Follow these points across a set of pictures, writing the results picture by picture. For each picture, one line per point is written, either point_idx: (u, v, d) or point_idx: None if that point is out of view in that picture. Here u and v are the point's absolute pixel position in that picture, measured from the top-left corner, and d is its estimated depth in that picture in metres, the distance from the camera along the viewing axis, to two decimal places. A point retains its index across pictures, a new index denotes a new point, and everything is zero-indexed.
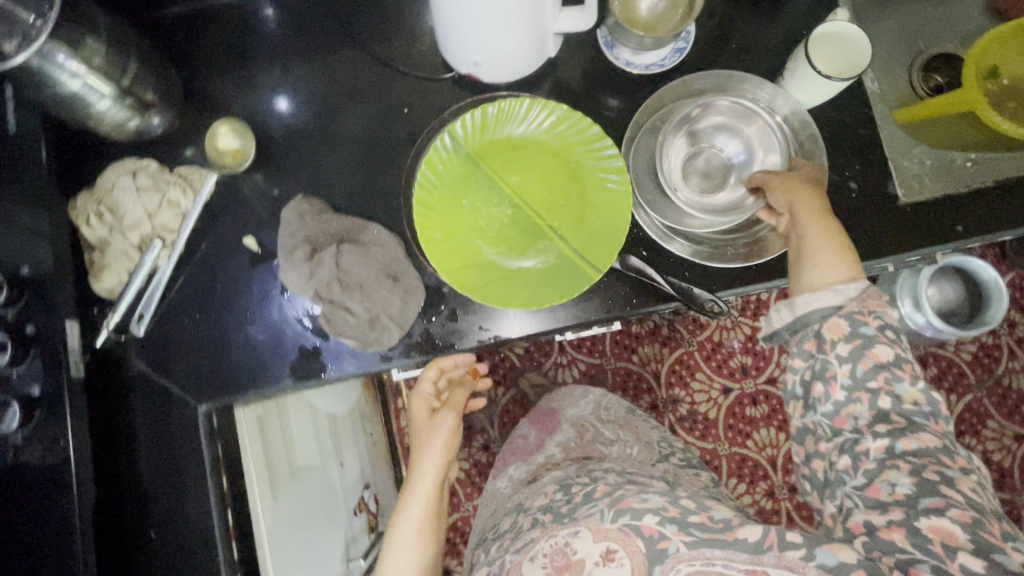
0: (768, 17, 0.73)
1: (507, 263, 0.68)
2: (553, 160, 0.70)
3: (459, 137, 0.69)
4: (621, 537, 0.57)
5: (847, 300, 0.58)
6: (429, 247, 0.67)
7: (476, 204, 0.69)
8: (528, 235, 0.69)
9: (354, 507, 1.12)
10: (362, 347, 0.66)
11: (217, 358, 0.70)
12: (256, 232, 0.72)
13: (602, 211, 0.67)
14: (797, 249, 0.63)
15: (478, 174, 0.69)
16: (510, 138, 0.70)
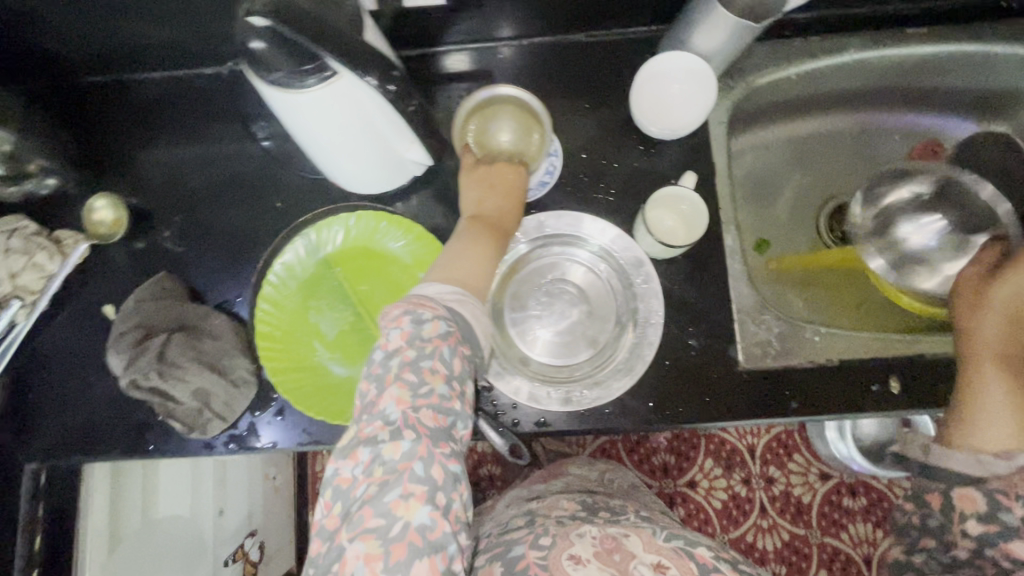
0: (638, 158, 0.73)
1: (338, 370, 0.70)
2: (402, 275, 0.72)
3: (316, 242, 0.71)
4: (674, 556, 0.60)
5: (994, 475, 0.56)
6: (265, 346, 0.69)
7: (321, 307, 0.71)
8: (364, 345, 0.71)
9: (226, 557, 1.03)
10: (187, 432, 0.68)
11: (56, 417, 0.73)
12: (116, 301, 0.76)
13: None
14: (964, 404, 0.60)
15: (328, 279, 0.72)
16: (367, 248, 0.72)
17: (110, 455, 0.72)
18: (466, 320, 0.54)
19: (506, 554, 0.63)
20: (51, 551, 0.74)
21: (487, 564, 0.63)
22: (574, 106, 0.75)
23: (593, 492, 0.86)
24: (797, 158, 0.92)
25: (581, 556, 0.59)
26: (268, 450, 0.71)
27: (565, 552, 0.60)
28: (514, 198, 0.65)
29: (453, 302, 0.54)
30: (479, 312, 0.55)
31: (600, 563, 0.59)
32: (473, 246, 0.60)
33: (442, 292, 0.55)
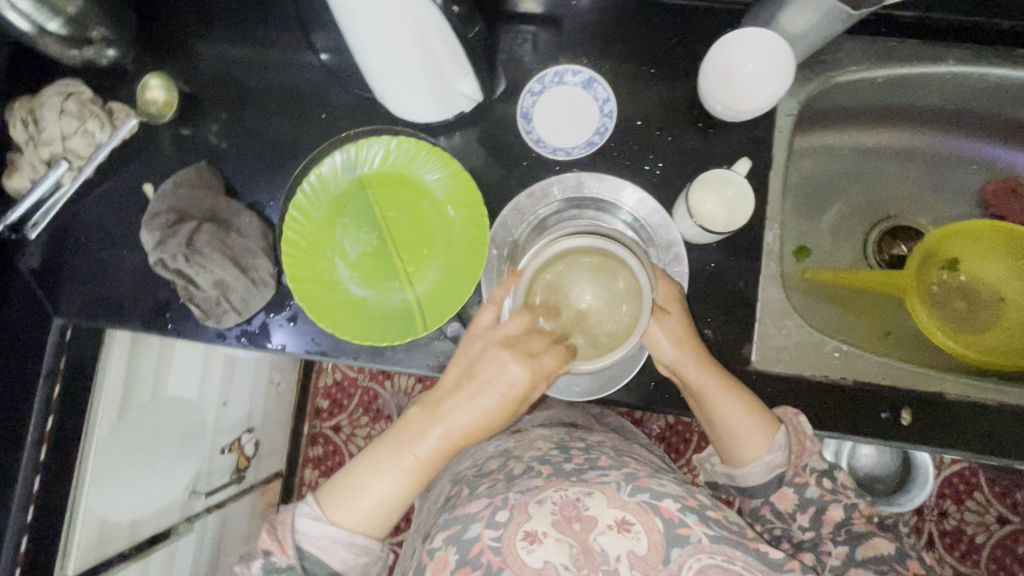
0: (693, 135, 0.70)
1: (354, 289, 0.71)
2: (432, 209, 0.72)
3: (355, 160, 0.71)
4: (640, 512, 0.52)
5: (780, 467, 0.60)
6: (287, 251, 0.70)
7: (349, 227, 0.72)
8: (382, 270, 0.71)
9: (223, 446, 1.12)
10: (204, 319, 0.70)
11: (89, 281, 0.77)
12: (156, 182, 0.78)
13: (455, 272, 0.70)
14: (714, 429, 0.62)
15: (359, 198, 0.72)
16: (404, 175, 0.72)
17: (130, 325, 0.76)
18: (330, 564, 0.58)
19: (461, 531, 0.53)
20: (66, 400, 0.79)
21: (442, 543, 0.53)
22: (636, 68, 0.72)
23: (574, 426, 0.83)
24: (858, 170, 0.88)
25: (538, 531, 0.50)
26: (275, 351, 0.73)
27: (520, 527, 0.50)
28: (501, 411, 0.59)
29: (321, 549, 0.58)
30: (360, 556, 0.59)
31: (558, 535, 0.50)
32: (399, 468, 0.58)
33: (320, 535, 0.57)
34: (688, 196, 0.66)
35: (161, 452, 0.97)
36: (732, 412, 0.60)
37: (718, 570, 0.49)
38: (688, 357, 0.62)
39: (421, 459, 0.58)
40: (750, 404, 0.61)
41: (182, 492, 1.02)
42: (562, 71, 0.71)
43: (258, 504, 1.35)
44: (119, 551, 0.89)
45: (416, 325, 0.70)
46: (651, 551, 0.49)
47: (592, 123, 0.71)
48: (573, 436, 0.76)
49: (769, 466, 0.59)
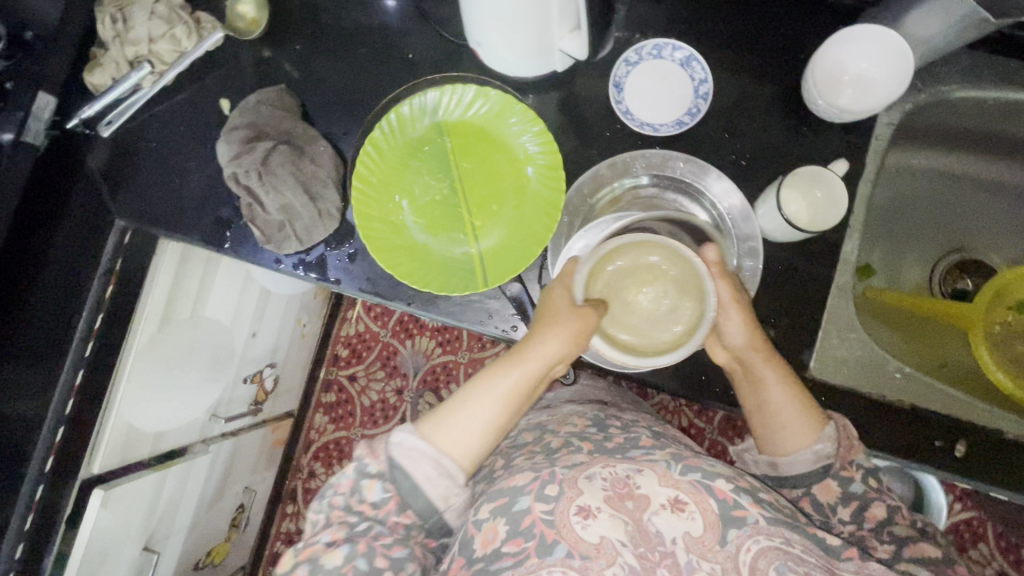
0: (786, 130, 0.68)
1: (418, 235, 0.71)
2: (508, 166, 0.71)
3: (439, 103, 0.70)
4: (693, 491, 0.52)
5: (829, 459, 0.58)
6: (359, 185, 0.69)
7: (422, 173, 0.71)
8: (449, 220, 0.71)
9: (246, 376, 1.13)
10: (264, 243, 0.70)
11: (156, 188, 0.78)
12: (232, 99, 0.78)
13: (523, 234, 0.69)
14: (765, 420, 0.61)
15: (436, 144, 0.71)
16: (485, 127, 0.70)
17: (190, 238, 0.76)
18: (416, 480, 0.55)
19: (510, 504, 0.53)
20: (118, 300, 0.81)
21: (489, 514, 0.53)
22: (740, 52, 0.69)
23: (604, 404, 0.82)
24: (940, 195, 0.85)
25: (591, 507, 0.51)
26: (333, 284, 0.73)
27: (572, 502, 0.51)
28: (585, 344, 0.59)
29: (410, 462, 0.55)
30: (444, 478, 0.55)
31: (612, 512, 0.51)
32: (497, 389, 0.57)
33: (411, 445, 0.55)
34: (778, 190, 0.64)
35: (191, 372, 0.98)
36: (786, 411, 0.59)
37: (777, 552, 0.49)
38: (756, 347, 0.61)
39: (519, 379, 0.57)
40: (805, 401, 0.60)
41: (203, 414, 1.03)
42: (663, 44, 0.69)
43: (269, 439, 1.36)
44: (141, 458, 0.92)
45: (476, 279, 0.69)
46: (708, 531, 0.50)
47: (685, 102, 0.69)
48: (607, 414, 0.74)
49: (817, 458, 0.58)
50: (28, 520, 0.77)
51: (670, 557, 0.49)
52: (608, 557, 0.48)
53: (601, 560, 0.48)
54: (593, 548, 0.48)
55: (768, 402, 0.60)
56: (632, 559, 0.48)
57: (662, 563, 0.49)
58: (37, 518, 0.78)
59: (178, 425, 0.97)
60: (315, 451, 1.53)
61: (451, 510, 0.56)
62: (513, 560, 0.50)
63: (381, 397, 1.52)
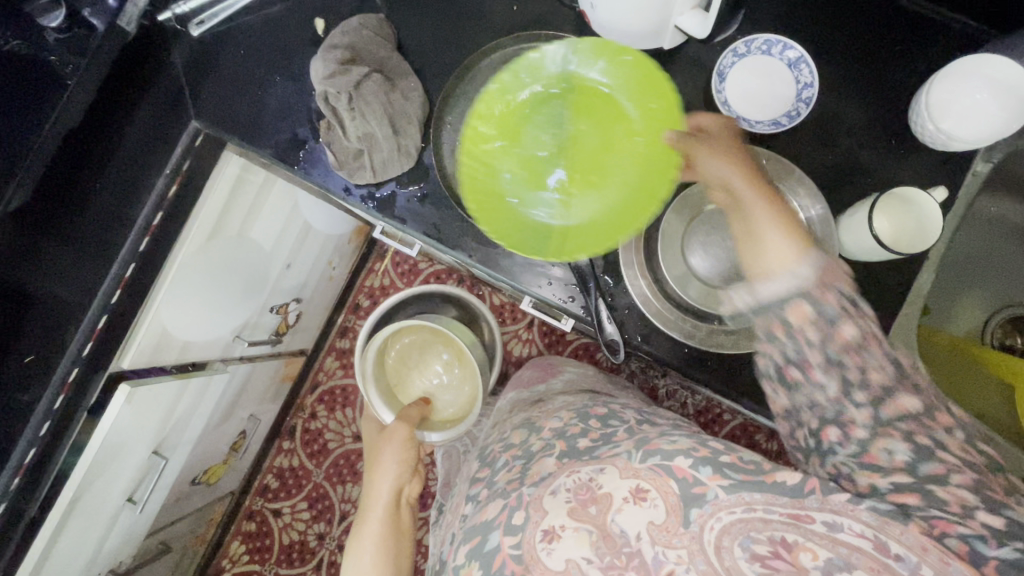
0: (880, 150, 0.68)
1: (511, 187, 0.67)
2: (624, 143, 0.67)
3: (574, 61, 0.67)
4: (653, 476, 0.47)
5: (805, 281, 0.49)
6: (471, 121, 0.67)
7: (537, 129, 0.69)
8: (549, 182, 0.68)
9: (274, 305, 1.13)
10: (335, 169, 0.71)
11: (236, 98, 0.78)
12: (327, 21, 0.77)
13: (615, 216, 0.65)
14: (744, 240, 0.54)
15: (559, 102, 0.68)
16: (613, 98, 0.68)
17: (261, 151, 0.77)
18: None
19: (481, 544, 0.51)
20: (176, 203, 0.80)
21: (466, 559, 0.52)
22: (852, 66, 0.68)
23: (593, 393, 0.80)
24: (1014, 249, 0.83)
25: (556, 528, 0.46)
26: (401, 223, 0.72)
27: (537, 528, 0.48)
28: (410, 475, 0.80)
29: None
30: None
31: (575, 526, 0.46)
32: (367, 545, 0.74)
33: None
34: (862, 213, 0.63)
35: (227, 291, 0.97)
36: (758, 215, 0.53)
37: (740, 525, 0.43)
38: (736, 165, 0.58)
39: (378, 530, 0.75)
40: (789, 217, 0.53)
41: (229, 334, 1.03)
42: (774, 41, 0.67)
43: (281, 372, 1.37)
44: (164, 364, 0.92)
45: (549, 247, 0.66)
46: (669, 516, 0.44)
47: (785, 104, 0.68)
48: (591, 403, 0.69)
49: (791, 274, 0.49)
50: (59, 400, 0.78)
51: (637, 557, 0.44)
52: None
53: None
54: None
55: (742, 215, 0.55)
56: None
57: (629, 566, 0.43)
58: (65, 401, 0.79)
59: (206, 339, 0.97)
60: (320, 394, 1.53)
61: None
62: None
63: None
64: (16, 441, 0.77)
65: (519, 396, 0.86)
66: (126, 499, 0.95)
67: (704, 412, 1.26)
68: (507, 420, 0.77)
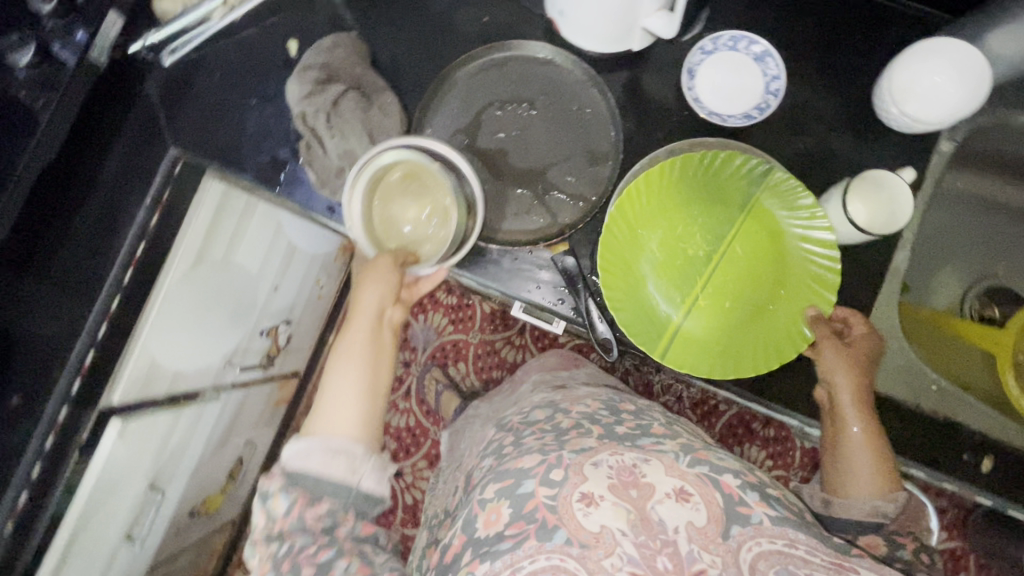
0: (849, 135, 0.70)
1: (648, 278, 0.69)
2: (766, 266, 0.68)
3: (791, 206, 0.66)
4: (698, 483, 0.50)
5: (884, 518, 0.60)
6: (635, 190, 0.66)
7: (697, 226, 0.69)
8: (681, 285, 0.69)
9: (263, 328, 1.11)
10: (318, 187, 0.71)
11: (213, 123, 0.78)
12: (300, 42, 0.77)
13: (733, 342, 0.67)
14: (836, 461, 0.63)
15: (727, 214, 0.69)
16: (781, 232, 0.68)
17: (242, 175, 0.77)
18: (318, 476, 0.54)
19: (514, 486, 0.52)
20: (157, 235, 0.78)
21: (494, 495, 0.52)
22: (813, 56, 0.70)
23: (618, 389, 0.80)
24: (984, 222, 0.86)
25: (594, 494, 0.48)
26: None
27: (576, 488, 0.49)
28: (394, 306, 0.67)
29: (302, 462, 0.55)
30: (342, 455, 0.56)
31: (615, 500, 0.48)
32: (353, 363, 0.61)
33: (298, 449, 0.55)
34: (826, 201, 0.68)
35: (214, 316, 0.95)
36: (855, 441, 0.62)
37: (779, 556, 0.46)
38: (847, 385, 0.63)
39: (366, 345, 0.62)
40: (883, 454, 0.62)
41: (218, 362, 1.01)
42: (740, 37, 0.69)
43: (274, 396, 1.34)
44: (155, 396, 0.90)
45: (660, 344, 0.67)
46: (710, 523, 0.47)
47: (754, 97, 0.70)
48: (620, 398, 0.70)
49: (874, 511, 0.60)
50: (47, 442, 0.76)
51: (671, 546, 0.45)
52: (607, 548, 0.45)
53: (599, 551, 0.45)
54: (592, 538, 0.46)
55: (841, 441, 0.63)
56: (632, 548, 0.45)
57: (663, 551, 0.45)
58: (54, 443, 0.77)
59: (194, 369, 0.95)
60: None
61: (364, 484, 0.56)
62: (512, 542, 0.47)
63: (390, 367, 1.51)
64: (9, 484, 0.75)
65: (542, 378, 0.86)
66: (123, 536, 0.93)
67: (701, 405, 1.27)
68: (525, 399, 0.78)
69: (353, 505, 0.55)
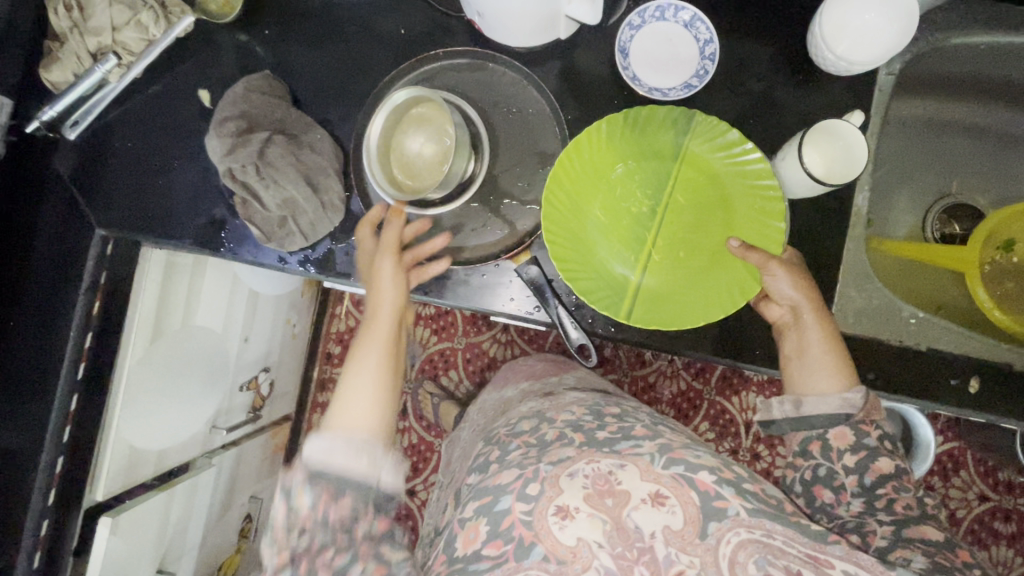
0: (790, 87, 0.69)
1: (598, 241, 0.68)
2: (712, 213, 0.68)
3: (725, 148, 0.66)
4: (674, 485, 0.50)
5: (852, 409, 0.59)
6: (568, 152, 0.65)
7: (636, 182, 0.69)
8: (632, 243, 0.68)
9: (242, 383, 1.07)
10: (264, 241, 0.67)
11: (139, 194, 0.73)
12: (212, 90, 0.72)
13: (689, 295, 0.66)
14: (798, 360, 0.63)
15: (662, 164, 0.68)
16: (719, 176, 0.67)
17: (181, 243, 0.72)
18: (341, 466, 0.52)
19: (492, 502, 0.52)
20: (104, 319, 0.74)
21: (473, 513, 0.53)
22: (742, 12, 0.69)
23: (605, 392, 0.80)
24: (930, 141, 0.86)
25: (570, 507, 0.49)
26: (343, 278, 0.70)
27: (552, 502, 0.50)
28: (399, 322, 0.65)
29: (325, 455, 0.52)
30: (364, 452, 0.54)
31: (591, 511, 0.49)
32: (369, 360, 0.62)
33: (320, 444, 0.53)
34: (772, 164, 0.67)
35: (185, 384, 0.91)
36: (811, 339, 0.63)
37: (756, 544, 0.48)
38: (805, 296, 0.63)
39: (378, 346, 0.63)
40: (841, 350, 0.62)
41: (203, 428, 0.97)
42: (665, 6, 0.67)
43: (270, 445, 1.29)
44: (143, 479, 0.86)
45: (624, 308, 0.66)
46: (687, 525, 0.49)
47: (691, 65, 0.68)
48: (607, 401, 0.69)
49: (842, 403, 0.59)
50: (36, 559, 0.73)
51: (648, 554, 0.47)
52: (584, 562, 0.47)
53: (576, 565, 0.47)
54: (570, 552, 0.48)
55: (801, 339, 0.63)
56: (610, 560, 0.47)
57: (640, 560, 0.47)
58: (45, 555, 0.75)
59: (177, 443, 0.91)
60: None
61: (388, 478, 0.53)
62: (493, 563, 0.48)
63: None
64: None
65: (531, 385, 0.85)
66: None
67: (692, 364, 1.28)
68: (516, 408, 0.76)
69: (375, 499, 0.52)
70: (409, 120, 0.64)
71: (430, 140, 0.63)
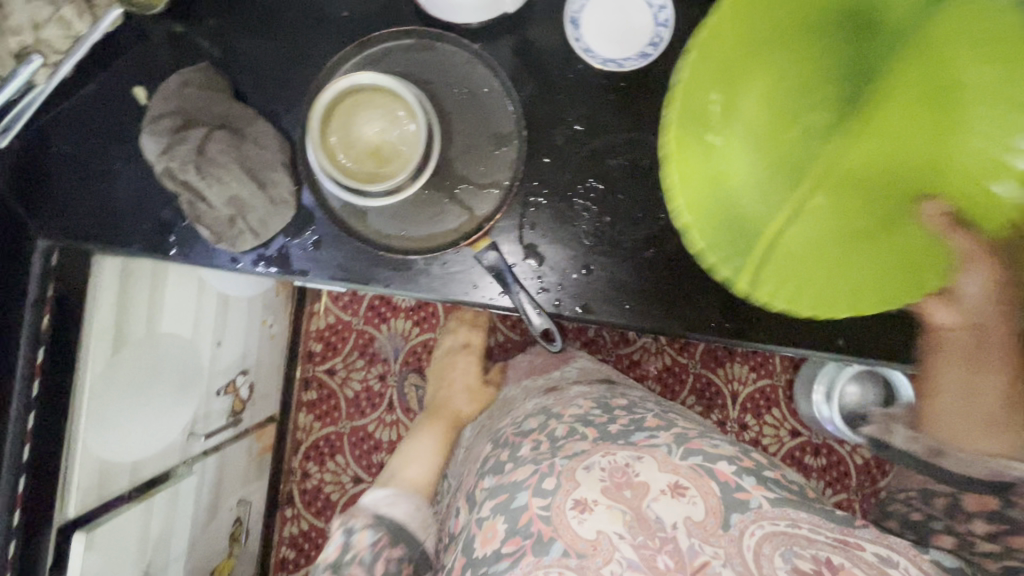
0: None
1: (717, 141, 0.62)
2: (893, 152, 0.65)
3: (963, 87, 0.61)
4: (693, 476, 0.59)
5: (1005, 476, 0.56)
6: (735, 14, 0.56)
7: (813, 77, 0.64)
8: (773, 157, 0.64)
9: (219, 388, 1.03)
10: (215, 242, 0.65)
11: (84, 200, 0.70)
12: (149, 86, 0.69)
13: (842, 244, 0.63)
14: (961, 407, 0.59)
15: (887, 84, 0.65)
16: (943, 117, 0.63)
17: (130, 248, 0.69)
18: None
19: (510, 499, 0.62)
20: (59, 334, 0.72)
21: (492, 513, 0.62)
22: None
23: (611, 382, 0.86)
24: None
25: (588, 500, 0.58)
26: (299, 275, 0.68)
27: (569, 496, 0.58)
28: None
29: None
30: None
31: (608, 503, 0.57)
32: None
33: None
34: None
35: (154, 393, 0.89)
36: (985, 389, 0.58)
37: (782, 535, 0.55)
38: (1002, 330, 0.58)
39: None
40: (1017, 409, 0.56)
41: (179, 436, 0.95)
42: None
43: (255, 447, 1.28)
44: (121, 493, 0.85)
45: (755, 251, 0.61)
46: (708, 516, 0.56)
47: (646, 33, 0.66)
48: (611, 393, 0.78)
49: (996, 467, 0.56)
50: None
51: (670, 543, 0.55)
52: (605, 555, 0.54)
53: (597, 558, 0.54)
54: (589, 546, 0.55)
55: (969, 383, 0.59)
56: (630, 547, 0.55)
57: (663, 549, 0.54)
58: None
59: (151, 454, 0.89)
60: (305, 451, 1.42)
61: None
62: (512, 557, 0.57)
63: (364, 385, 1.39)
64: None
65: (534, 382, 0.92)
66: None
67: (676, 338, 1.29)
68: (521, 406, 0.84)
69: None
70: (363, 99, 0.62)
71: (382, 127, 0.63)
